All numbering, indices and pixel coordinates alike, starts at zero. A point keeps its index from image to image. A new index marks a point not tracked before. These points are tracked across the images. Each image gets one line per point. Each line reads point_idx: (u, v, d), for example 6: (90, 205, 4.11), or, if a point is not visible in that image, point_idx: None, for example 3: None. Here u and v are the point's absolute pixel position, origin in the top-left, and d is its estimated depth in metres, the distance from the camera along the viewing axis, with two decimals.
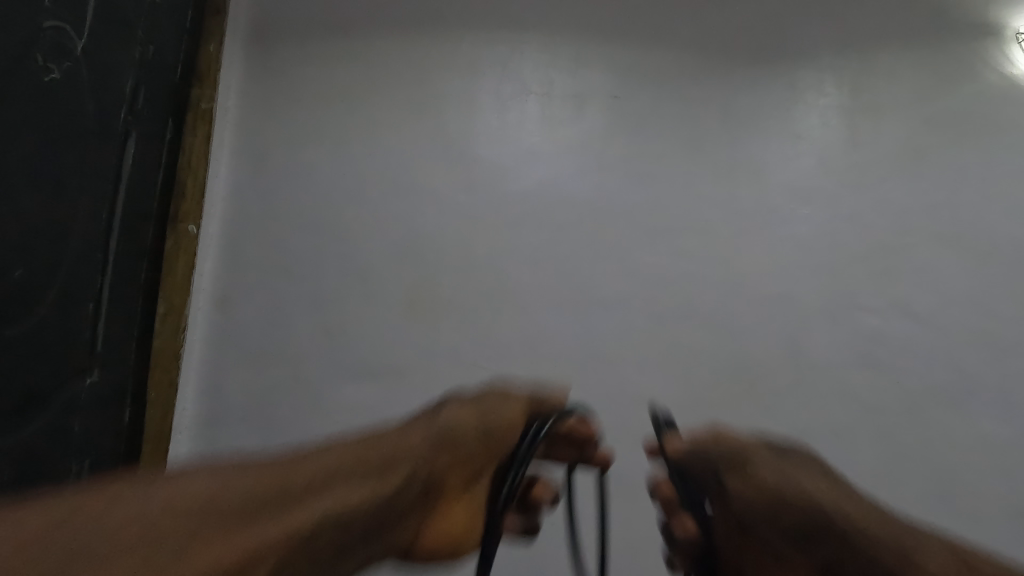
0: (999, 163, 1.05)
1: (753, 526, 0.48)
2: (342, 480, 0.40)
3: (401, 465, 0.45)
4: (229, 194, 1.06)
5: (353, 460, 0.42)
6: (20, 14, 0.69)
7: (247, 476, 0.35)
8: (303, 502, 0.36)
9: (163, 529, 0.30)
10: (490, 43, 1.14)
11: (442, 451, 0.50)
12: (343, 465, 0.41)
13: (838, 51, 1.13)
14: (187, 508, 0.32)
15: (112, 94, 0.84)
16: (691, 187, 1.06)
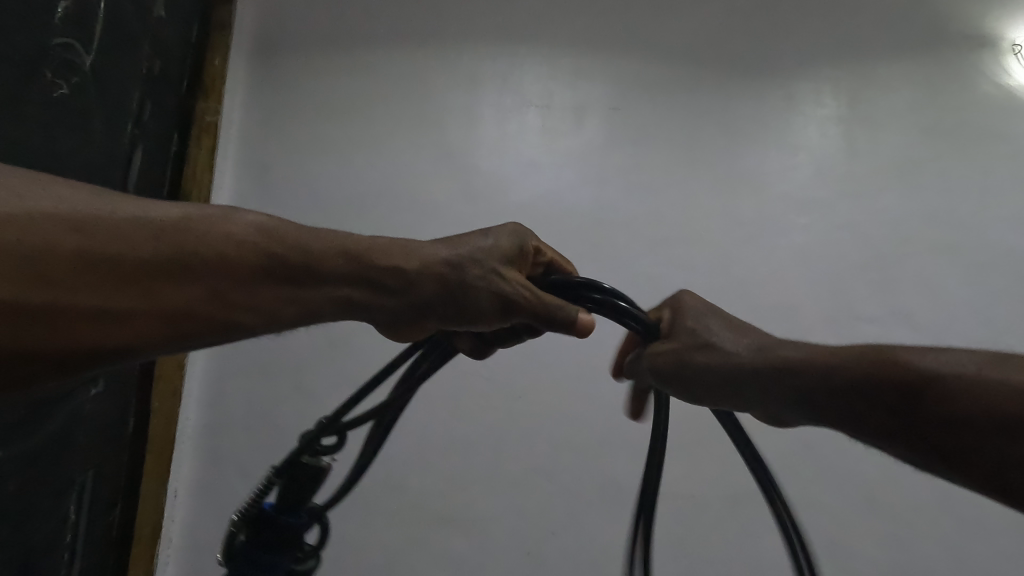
0: (995, 174, 1.06)
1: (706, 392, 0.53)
2: (252, 266, 0.44)
3: (331, 275, 0.47)
4: (233, 205, 1.07)
5: (288, 255, 0.45)
6: (31, 31, 0.71)
7: (161, 232, 0.40)
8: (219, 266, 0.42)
9: (63, 243, 0.36)
10: (491, 56, 1.16)
11: (369, 278, 0.49)
12: (262, 251, 0.44)
13: (835, 62, 1.14)
14: (83, 239, 0.37)
15: (119, 110, 0.87)
16: (690, 197, 1.06)
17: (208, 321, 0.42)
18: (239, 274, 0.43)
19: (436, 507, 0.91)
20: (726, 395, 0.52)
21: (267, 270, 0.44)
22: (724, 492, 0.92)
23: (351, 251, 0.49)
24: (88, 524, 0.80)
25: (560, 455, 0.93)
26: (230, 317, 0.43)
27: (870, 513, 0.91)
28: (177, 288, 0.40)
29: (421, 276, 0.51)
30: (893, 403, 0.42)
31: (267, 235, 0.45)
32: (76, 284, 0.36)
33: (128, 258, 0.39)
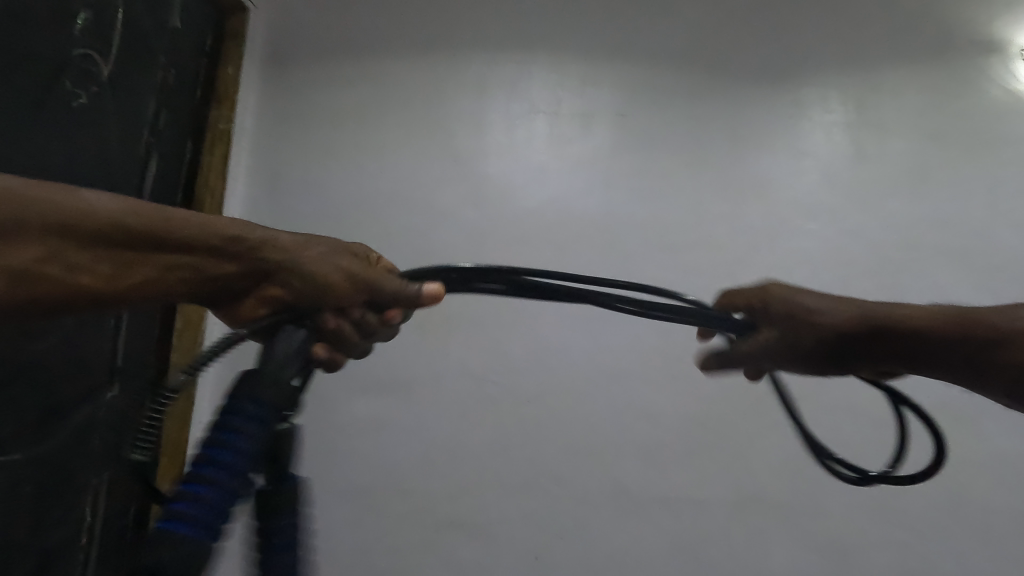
0: (1005, 178, 1.06)
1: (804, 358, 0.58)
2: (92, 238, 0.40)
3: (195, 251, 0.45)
4: (246, 210, 1.09)
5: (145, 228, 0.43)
6: (52, 43, 0.74)
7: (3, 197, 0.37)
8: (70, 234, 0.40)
9: None
10: (499, 63, 1.17)
11: (218, 253, 0.46)
12: (102, 219, 0.41)
13: (842, 68, 1.15)
14: None
15: (136, 118, 0.90)
16: (698, 203, 1.07)
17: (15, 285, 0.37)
18: (66, 240, 0.39)
19: (444, 510, 0.92)
20: (810, 362, 0.58)
21: (99, 240, 0.41)
22: (733, 496, 0.92)
23: (201, 231, 0.45)
24: (104, 525, 0.82)
25: (568, 459, 0.94)
26: (46, 287, 0.39)
27: (881, 520, 0.90)
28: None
29: (270, 260, 0.48)
30: (970, 351, 0.51)
31: (118, 213, 0.42)
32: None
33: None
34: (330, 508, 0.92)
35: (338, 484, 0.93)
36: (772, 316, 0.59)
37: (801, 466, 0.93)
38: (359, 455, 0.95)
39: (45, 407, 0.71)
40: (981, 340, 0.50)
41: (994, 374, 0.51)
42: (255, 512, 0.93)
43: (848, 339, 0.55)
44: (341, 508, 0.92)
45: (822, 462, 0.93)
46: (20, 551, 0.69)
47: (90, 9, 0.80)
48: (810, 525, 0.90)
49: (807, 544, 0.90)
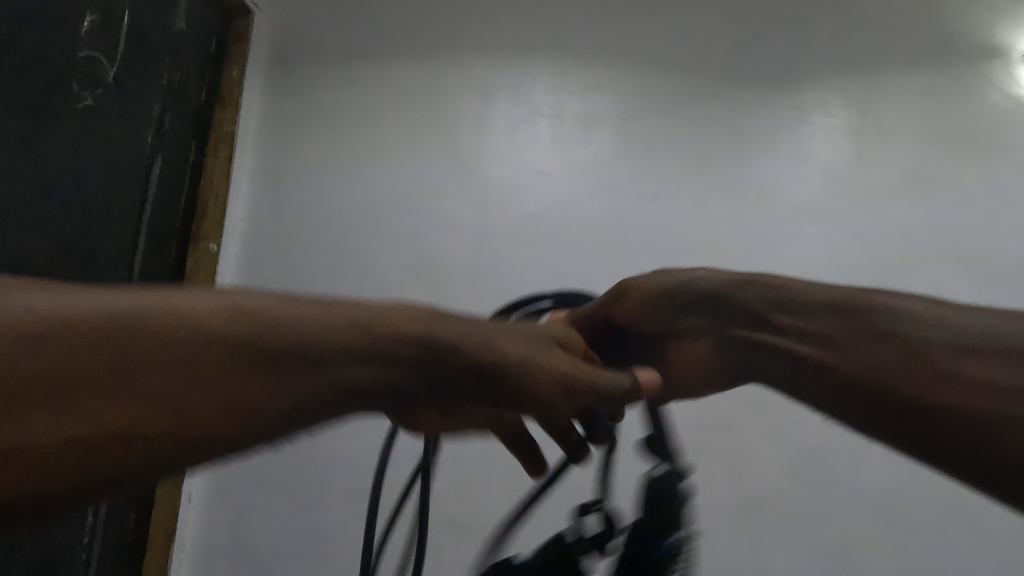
0: (1007, 184, 1.06)
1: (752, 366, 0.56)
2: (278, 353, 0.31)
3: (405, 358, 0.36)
4: (249, 212, 1.10)
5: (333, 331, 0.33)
6: (56, 46, 0.76)
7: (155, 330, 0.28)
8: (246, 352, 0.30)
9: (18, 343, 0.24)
10: (502, 67, 1.17)
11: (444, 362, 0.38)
12: (272, 349, 0.30)
13: (844, 73, 1.15)
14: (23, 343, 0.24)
15: (141, 119, 0.91)
16: (699, 207, 1.07)
17: (210, 418, 0.28)
18: (248, 357, 0.30)
19: (446, 513, 0.92)
20: (662, 318, 0.60)
21: (298, 351, 0.31)
22: (734, 501, 0.92)
23: (403, 320, 0.36)
24: (104, 524, 0.82)
25: (569, 463, 0.94)
26: (239, 419, 0.29)
27: (883, 526, 0.90)
28: (134, 386, 0.26)
29: (485, 353, 0.40)
30: (880, 350, 0.46)
31: (310, 328, 0.32)
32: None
33: (68, 370, 0.25)
34: (331, 511, 0.92)
35: (339, 486, 0.93)
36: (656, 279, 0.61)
37: (804, 472, 0.93)
38: (360, 457, 0.95)
39: None
40: (856, 323, 0.48)
41: (876, 381, 0.46)
42: (256, 514, 0.93)
43: (723, 307, 0.57)
44: (341, 510, 0.92)
45: (825, 468, 0.93)
46: (22, 548, 0.69)
47: (97, 11, 0.82)
48: (812, 532, 0.90)
49: (809, 550, 0.89)
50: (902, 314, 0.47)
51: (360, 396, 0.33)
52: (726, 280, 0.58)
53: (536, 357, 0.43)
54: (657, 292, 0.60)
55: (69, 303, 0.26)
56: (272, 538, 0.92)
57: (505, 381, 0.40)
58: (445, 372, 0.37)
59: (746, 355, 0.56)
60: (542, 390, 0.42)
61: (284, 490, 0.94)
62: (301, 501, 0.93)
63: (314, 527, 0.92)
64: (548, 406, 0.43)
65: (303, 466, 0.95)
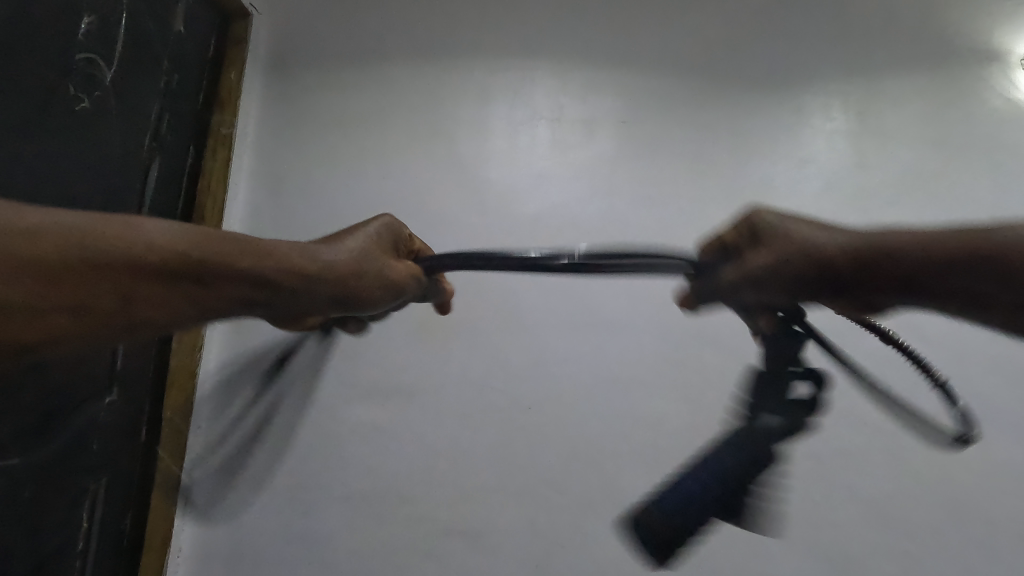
0: (1006, 188, 1.06)
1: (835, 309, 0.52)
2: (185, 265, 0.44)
3: (258, 272, 0.48)
4: (248, 216, 1.09)
5: (209, 257, 0.45)
6: (54, 48, 0.75)
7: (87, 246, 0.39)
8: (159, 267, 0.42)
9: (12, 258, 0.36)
10: (501, 70, 1.17)
11: (294, 276, 0.50)
12: (182, 254, 0.44)
13: (843, 76, 1.15)
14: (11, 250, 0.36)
15: (138, 123, 0.90)
16: (700, 210, 1.07)
17: (117, 296, 0.41)
18: (149, 260, 0.42)
19: (444, 517, 0.91)
20: (801, 293, 0.51)
21: (222, 274, 0.46)
22: None
23: (272, 259, 0.49)
24: (101, 530, 0.82)
25: (569, 467, 0.93)
26: (128, 314, 0.42)
27: (885, 530, 0.89)
28: (64, 266, 0.38)
29: (306, 259, 0.52)
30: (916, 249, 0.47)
31: (188, 239, 0.44)
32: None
33: (37, 261, 0.37)
34: (330, 515, 0.92)
35: (337, 490, 0.93)
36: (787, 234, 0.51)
37: (805, 477, 0.93)
38: (359, 461, 0.94)
39: (44, 413, 0.71)
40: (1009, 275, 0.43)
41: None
42: (254, 518, 0.92)
43: (851, 276, 0.48)
44: (341, 514, 0.92)
45: (825, 472, 0.93)
46: (18, 556, 0.68)
47: (95, 15, 0.82)
48: (813, 535, 0.89)
49: (810, 554, 0.89)
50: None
51: (239, 297, 0.47)
52: (870, 244, 0.48)
53: (345, 249, 0.55)
54: (801, 260, 0.49)
55: (29, 213, 0.38)
56: (270, 542, 0.91)
57: (343, 279, 0.53)
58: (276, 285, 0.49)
59: (855, 294, 0.49)
60: (356, 282, 0.54)
61: (282, 494, 0.93)
62: (299, 505, 0.92)
63: (312, 531, 0.91)
64: (369, 300, 0.56)
65: (301, 469, 0.94)
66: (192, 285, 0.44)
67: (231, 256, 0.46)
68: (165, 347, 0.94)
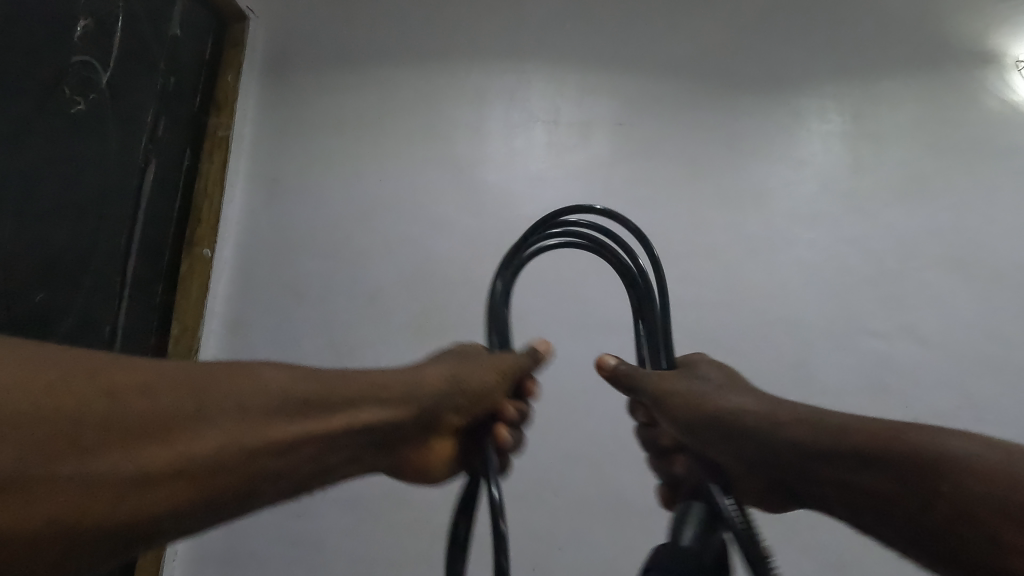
0: (1002, 188, 1.06)
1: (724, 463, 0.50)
2: (291, 407, 0.40)
3: (360, 404, 0.45)
4: (244, 218, 1.09)
5: (317, 392, 0.42)
6: (49, 51, 0.75)
7: (193, 392, 0.36)
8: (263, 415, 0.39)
9: (152, 411, 0.33)
10: (498, 72, 1.17)
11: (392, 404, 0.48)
12: (296, 396, 0.41)
13: (839, 78, 1.15)
14: (142, 402, 0.33)
15: (134, 126, 0.90)
16: (696, 212, 1.07)
17: (217, 481, 0.36)
18: (260, 423, 0.38)
19: (441, 519, 0.91)
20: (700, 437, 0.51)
21: (326, 414, 0.43)
22: None
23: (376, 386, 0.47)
24: None
25: (566, 468, 0.93)
26: (249, 470, 0.37)
27: None
28: (183, 416, 0.34)
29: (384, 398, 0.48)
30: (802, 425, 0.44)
31: (296, 376, 0.42)
32: (126, 454, 0.32)
33: (168, 417, 0.34)
34: (325, 517, 0.92)
35: (333, 492, 0.93)
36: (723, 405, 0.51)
37: None
38: None
39: None
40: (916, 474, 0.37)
41: (935, 531, 0.35)
42: (249, 520, 0.92)
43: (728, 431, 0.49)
44: (337, 517, 0.92)
45: None
46: None
47: (91, 16, 0.82)
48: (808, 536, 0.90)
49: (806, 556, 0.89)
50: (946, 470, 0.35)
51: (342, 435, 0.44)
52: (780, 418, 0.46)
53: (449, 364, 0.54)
54: (687, 405, 0.53)
55: (127, 365, 0.34)
56: (265, 545, 0.91)
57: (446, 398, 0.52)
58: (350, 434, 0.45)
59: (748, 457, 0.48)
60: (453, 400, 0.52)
61: None
62: (295, 508, 0.92)
63: (307, 534, 0.91)
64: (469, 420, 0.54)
65: None
66: (296, 429, 0.40)
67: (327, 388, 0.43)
68: (162, 349, 0.96)
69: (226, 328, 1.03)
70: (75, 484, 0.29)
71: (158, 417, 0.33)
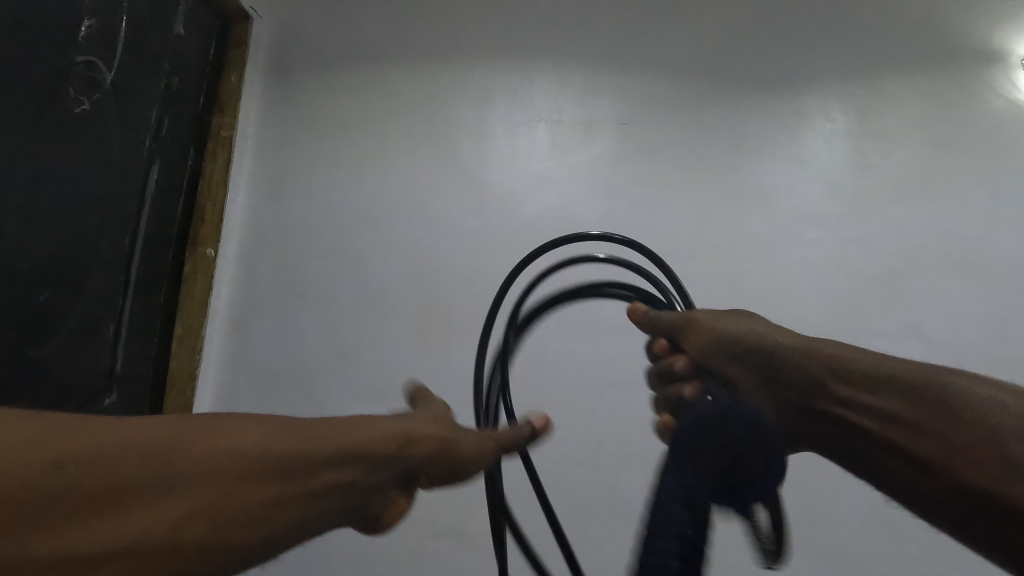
0: (1007, 187, 1.05)
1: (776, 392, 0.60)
2: (273, 468, 0.34)
3: (355, 458, 0.39)
4: (248, 218, 1.10)
5: (307, 444, 0.36)
6: (52, 52, 0.76)
7: (150, 459, 0.29)
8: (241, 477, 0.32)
9: (90, 485, 0.27)
10: (501, 72, 1.17)
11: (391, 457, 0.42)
12: (278, 455, 0.34)
13: (843, 78, 1.15)
14: (78, 475, 0.27)
15: (138, 126, 0.91)
16: (698, 212, 1.07)
17: (175, 561, 0.29)
18: (231, 489, 0.32)
19: None
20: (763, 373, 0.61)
21: (317, 472, 0.36)
22: None
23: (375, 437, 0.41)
24: None
25: None
26: (211, 546, 0.31)
27: None
28: (135, 486, 0.29)
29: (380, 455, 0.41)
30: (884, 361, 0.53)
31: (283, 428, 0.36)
32: (59, 537, 0.26)
33: (110, 492, 0.28)
34: None
35: None
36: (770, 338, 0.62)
37: None
38: None
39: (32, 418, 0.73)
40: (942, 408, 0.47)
41: (943, 457, 0.45)
42: None
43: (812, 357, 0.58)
44: None
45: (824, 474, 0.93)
46: None
47: (95, 16, 0.82)
48: None
49: None
50: (982, 408, 0.44)
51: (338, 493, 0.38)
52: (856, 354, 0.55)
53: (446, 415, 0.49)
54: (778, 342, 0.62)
55: (68, 428, 0.28)
56: None
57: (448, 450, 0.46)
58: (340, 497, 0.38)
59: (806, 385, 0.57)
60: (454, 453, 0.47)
61: None
62: None
63: None
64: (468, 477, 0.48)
65: None
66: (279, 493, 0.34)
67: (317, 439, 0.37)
68: (165, 349, 0.97)
69: (229, 328, 1.04)
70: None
71: (100, 494, 0.27)
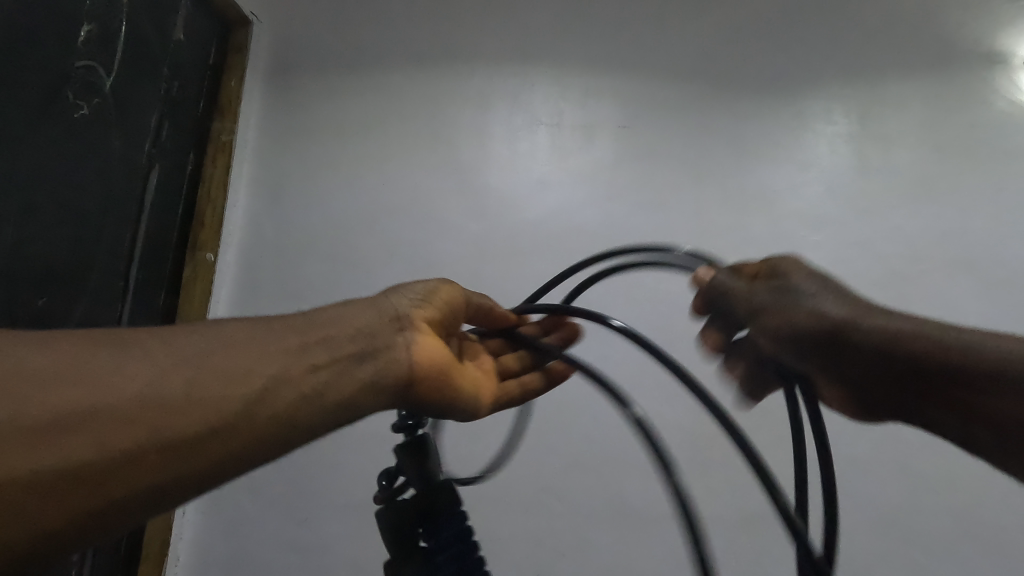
0: (1012, 188, 1.05)
1: (801, 340, 0.52)
2: (236, 348, 0.41)
3: (319, 334, 0.46)
4: (247, 223, 1.09)
5: (262, 330, 0.44)
6: (52, 56, 0.75)
7: (113, 349, 0.37)
8: (209, 355, 0.40)
9: (52, 368, 0.34)
10: (501, 75, 1.17)
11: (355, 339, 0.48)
12: (248, 336, 0.43)
13: (844, 80, 1.15)
14: (39, 358, 0.35)
15: (138, 130, 0.91)
16: (701, 215, 1.06)
17: (187, 410, 0.37)
18: (196, 362, 0.39)
19: None
20: (799, 346, 0.52)
21: (280, 351, 0.43)
22: (738, 514, 0.90)
23: (337, 322, 0.48)
24: None
25: (571, 475, 0.93)
26: (180, 408, 0.37)
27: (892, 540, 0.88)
28: (99, 365, 0.36)
29: (346, 347, 0.47)
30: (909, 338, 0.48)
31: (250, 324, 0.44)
32: (80, 394, 0.34)
33: (64, 370, 0.35)
34: (328, 524, 0.92)
35: (338, 499, 0.93)
36: (770, 303, 0.53)
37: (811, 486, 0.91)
38: (357, 469, 0.95)
39: None
40: (971, 380, 0.46)
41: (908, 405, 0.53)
42: (252, 527, 0.93)
43: (835, 339, 0.51)
44: (340, 523, 0.92)
45: None
46: None
47: (95, 20, 0.82)
48: None
49: None
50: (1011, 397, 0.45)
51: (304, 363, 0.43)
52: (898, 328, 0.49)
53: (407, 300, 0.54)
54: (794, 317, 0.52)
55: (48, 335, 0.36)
56: (269, 553, 0.92)
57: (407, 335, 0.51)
58: (321, 400, 0.43)
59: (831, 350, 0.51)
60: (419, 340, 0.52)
61: (281, 503, 0.94)
62: (298, 515, 0.93)
63: (311, 541, 0.92)
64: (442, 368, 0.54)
65: (304, 479, 0.95)
66: (244, 368, 0.40)
67: (276, 327, 0.45)
68: None
69: None
70: (37, 421, 0.32)
71: (61, 368, 0.35)
